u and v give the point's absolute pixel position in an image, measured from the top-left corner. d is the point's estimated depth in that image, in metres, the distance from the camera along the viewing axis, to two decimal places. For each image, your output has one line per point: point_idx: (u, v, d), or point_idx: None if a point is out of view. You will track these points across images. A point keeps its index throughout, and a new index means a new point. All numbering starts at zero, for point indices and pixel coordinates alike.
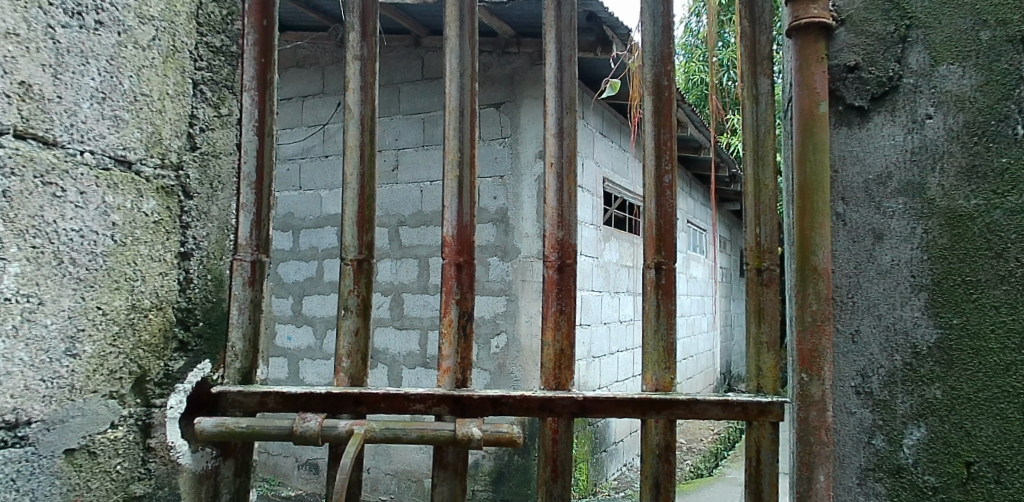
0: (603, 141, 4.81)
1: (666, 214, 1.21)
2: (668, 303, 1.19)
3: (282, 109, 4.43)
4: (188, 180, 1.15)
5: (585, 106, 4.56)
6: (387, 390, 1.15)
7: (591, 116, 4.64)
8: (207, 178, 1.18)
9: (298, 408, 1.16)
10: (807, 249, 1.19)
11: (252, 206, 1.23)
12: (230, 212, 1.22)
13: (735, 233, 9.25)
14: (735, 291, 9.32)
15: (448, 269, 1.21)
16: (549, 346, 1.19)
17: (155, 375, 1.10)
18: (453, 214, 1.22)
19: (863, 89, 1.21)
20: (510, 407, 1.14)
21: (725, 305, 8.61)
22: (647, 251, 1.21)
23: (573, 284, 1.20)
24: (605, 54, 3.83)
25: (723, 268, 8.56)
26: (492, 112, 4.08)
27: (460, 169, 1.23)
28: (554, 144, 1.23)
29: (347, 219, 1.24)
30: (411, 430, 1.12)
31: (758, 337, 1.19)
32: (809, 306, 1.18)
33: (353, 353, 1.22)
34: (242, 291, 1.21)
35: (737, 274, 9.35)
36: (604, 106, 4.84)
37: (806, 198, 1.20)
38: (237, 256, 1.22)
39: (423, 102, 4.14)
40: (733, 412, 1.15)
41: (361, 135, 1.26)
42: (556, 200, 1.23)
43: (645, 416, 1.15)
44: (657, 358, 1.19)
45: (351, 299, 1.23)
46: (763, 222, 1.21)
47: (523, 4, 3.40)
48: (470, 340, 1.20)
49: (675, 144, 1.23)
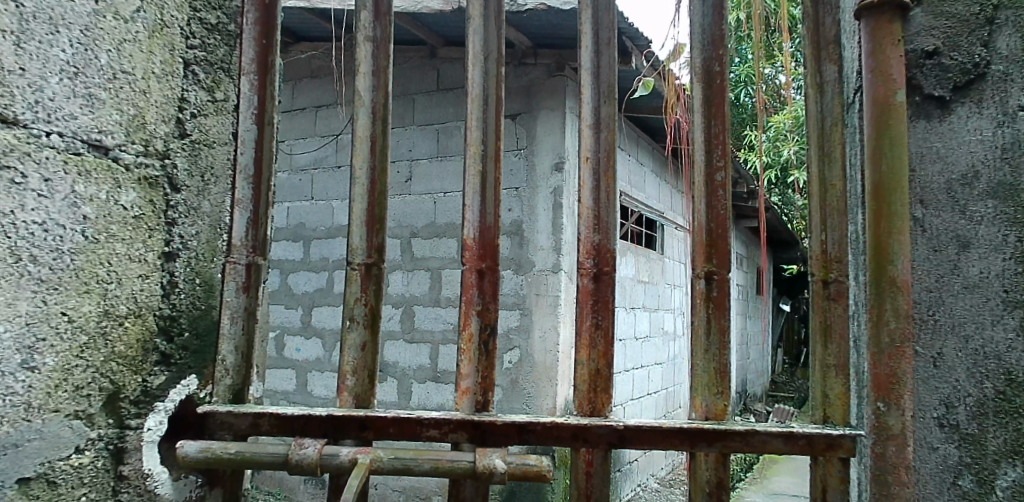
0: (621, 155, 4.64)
1: (718, 217, 1.06)
2: (721, 317, 1.04)
3: (295, 119, 4.30)
4: (175, 171, 1.02)
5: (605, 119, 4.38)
6: (396, 413, 1.00)
7: None
8: (198, 170, 1.05)
9: (295, 432, 1.01)
10: (883, 258, 1.01)
11: (249, 203, 1.10)
12: (225, 208, 1.08)
13: (752, 249, 9.04)
14: (753, 309, 9.09)
15: (468, 277, 1.06)
16: (583, 366, 1.04)
17: (130, 392, 0.96)
18: (475, 214, 1.07)
19: (943, 78, 1.06)
20: (539, 436, 0.99)
21: (742, 323, 8.40)
22: (695, 258, 1.06)
23: (612, 296, 1.04)
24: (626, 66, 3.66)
25: (740, 285, 8.36)
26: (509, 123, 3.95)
27: (484, 165, 1.08)
28: (590, 137, 1.08)
29: (355, 218, 1.10)
30: (424, 460, 0.97)
31: (824, 360, 1.04)
32: (886, 324, 1.00)
33: (359, 369, 1.07)
34: (235, 298, 1.08)
35: (754, 291, 9.09)
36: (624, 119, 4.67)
37: (881, 200, 1.03)
38: (230, 258, 1.08)
39: (437, 113, 3.99)
40: (797, 446, 1.00)
41: (372, 125, 1.12)
42: (592, 199, 1.06)
43: (694, 449, 1.00)
44: (706, 382, 1.03)
45: (357, 308, 1.09)
46: (830, 227, 1.06)
47: (542, 13, 3.21)
48: (492, 358, 1.05)
49: (728, 138, 1.07)
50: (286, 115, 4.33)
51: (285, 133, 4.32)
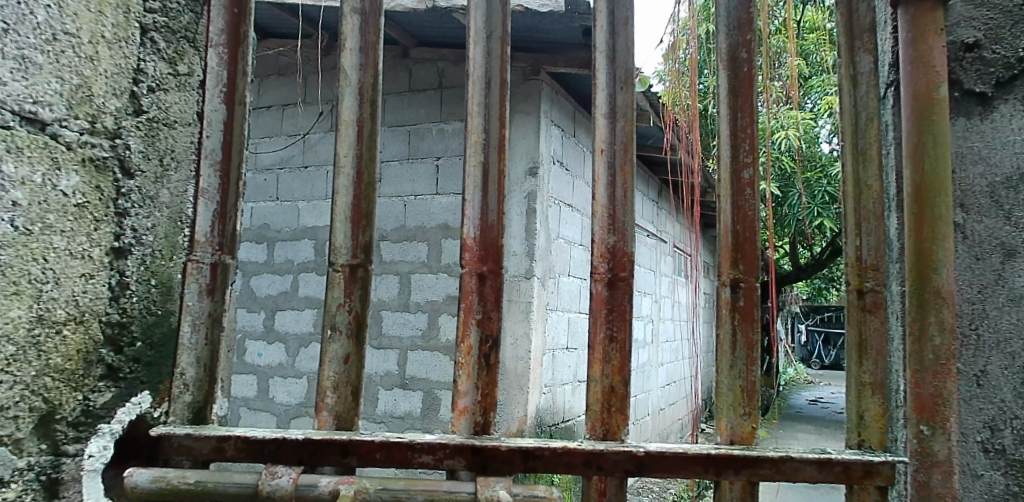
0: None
1: (746, 218, 0.95)
2: (747, 331, 0.93)
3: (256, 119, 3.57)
4: (128, 152, 0.89)
5: (581, 126, 3.83)
6: (384, 437, 0.88)
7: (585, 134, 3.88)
8: (155, 153, 0.91)
9: (266, 458, 0.88)
10: (927, 267, 0.91)
11: (215, 194, 0.96)
12: (185, 199, 0.94)
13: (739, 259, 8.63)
14: None
15: (467, 281, 0.94)
16: (597, 383, 0.92)
17: (68, 412, 0.84)
18: (475, 210, 0.95)
19: (985, 72, 0.97)
20: (547, 463, 0.87)
21: None
22: (720, 264, 0.95)
23: (629, 304, 0.93)
24: None
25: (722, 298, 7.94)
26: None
27: (485, 154, 0.96)
28: (604, 127, 0.97)
29: (338, 213, 0.97)
30: (415, 492, 0.86)
31: (858, 378, 0.95)
32: (931, 339, 0.90)
33: (341, 385, 0.95)
34: (197, 302, 0.94)
35: None
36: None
37: (924, 203, 0.93)
38: (192, 256, 0.94)
39: (409, 113, 3.21)
40: (832, 474, 0.90)
41: (359, 108, 0.99)
42: (607, 197, 0.95)
43: (720, 477, 0.89)
44: (731, 401, 0.93)
45: (340, 315, 0.96)
46: (865, 232, 0.97)
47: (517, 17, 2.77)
48: (494, 374, 0.93)
49: (757, 132, 0.97)
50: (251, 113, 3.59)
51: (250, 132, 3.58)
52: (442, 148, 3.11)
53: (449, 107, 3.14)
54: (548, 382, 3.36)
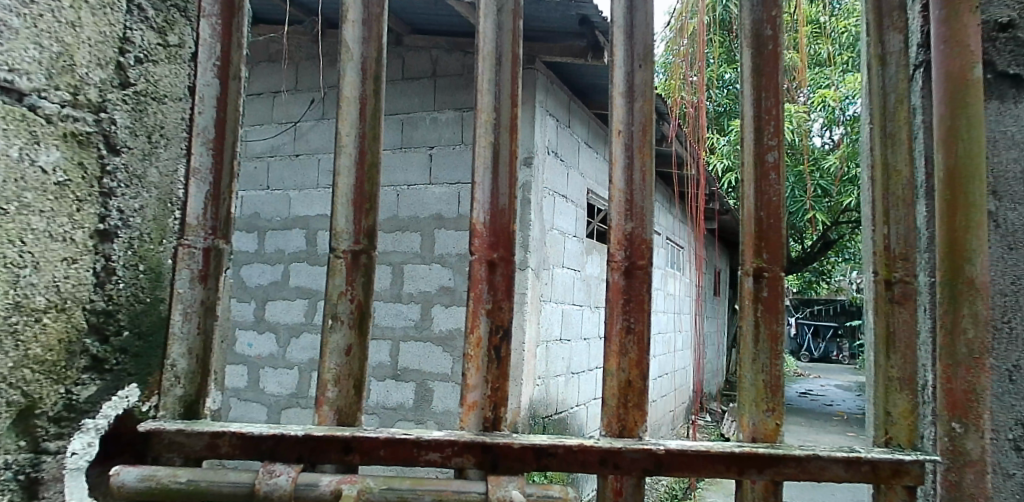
0: (588, 153, 3.96)
1: (770, 204, 0.90)
2: (772, 323, 0.89)
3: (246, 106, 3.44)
4: (114, 127, 0.83)
5: (575, 116, 3.74)
6: (389, 433, 0.84)
7: (579, 125, 3.80)
8: (142, 128, 0.86)
9: (262, 456, 0.84)
10: (960, 257, 0.87)
11: (207, 174, 0.90)
12: (174, 179, 0.88)
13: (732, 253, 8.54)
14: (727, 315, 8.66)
15: (476, 269, 0.89)
16: (613, 377, 0.88)
17: (48, 407, 0.78)
18: (485, 193, 0.90)
19: (1020, 54, 0.93)
20: (560, 461, 0.83)
21: (720, 329, 7.75)
22: (743, 252, 0.91)
23: (647, 294, 0.88)
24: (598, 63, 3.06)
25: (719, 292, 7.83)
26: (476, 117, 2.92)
27: (497, 135, 0.92)
28: (622, 107, 0.91)
29: (340, 196, 0.92)
30: (423, 492, 0.82)
31: (885, 372, 0.91)
32: (964, 332, 0.86)
33: (343, 379, 0.90)
34: (188, 289, 0.89)
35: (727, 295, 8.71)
36: (593, 115, 4.00)
37: (958, 189, 0.88)
38: (183, 240, 0.89)
39: (403, 102, 3.05)
40: (860, 473, 0.86)
41: (362, 85, 0.94)
42: (625, 180, 0.90)
43: (742, 476, 0.85)
44: (753, 396, 0.89)
45: (342, 304, 0.91)
46: (894, 220, 0.93)
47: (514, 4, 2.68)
48: (505, 367, 0.88)
49: (783, 113, 0.92)
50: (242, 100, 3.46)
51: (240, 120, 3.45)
52: (436, 137, 2.97)
53: (443, 96, 2.98)
54: (542, 373, 3.30)
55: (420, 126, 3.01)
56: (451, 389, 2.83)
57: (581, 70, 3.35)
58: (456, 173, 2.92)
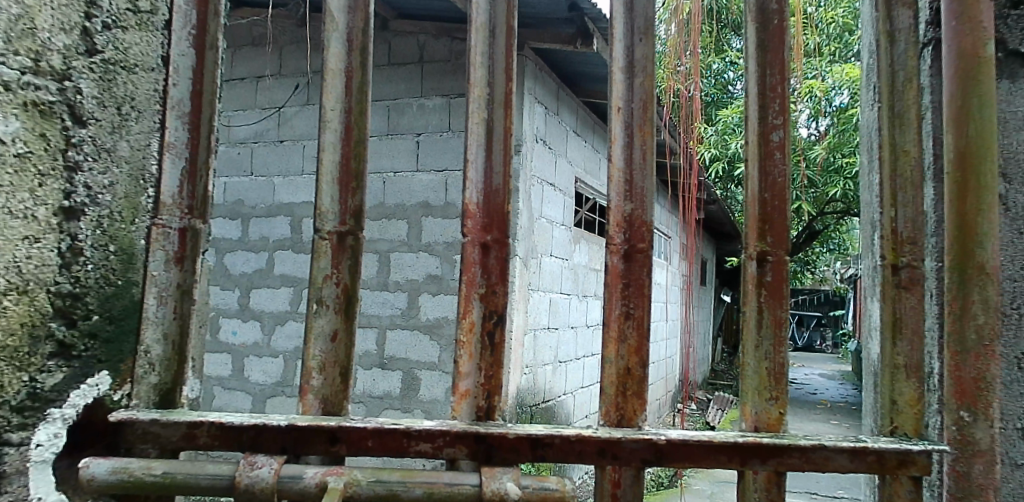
0: (577, 141, 3.92)
1: (775, 185, 0.87)
2: (776, 308, 0.85)
3: (228, 91, 3.36)
4: (79, 97, 0.79)
5: (563, 104, 3.68)
6: (377, 423, 0.80)
7: (567, 112, 3.75)
8: (111, 99, 0.82)
9: (243, 447, 0.80)
10: (971, 239, 0.84)
11: (183, 149, 0.87)
12: (145, 154, 0.85)
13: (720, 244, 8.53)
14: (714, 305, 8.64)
15: (469, 252, 0.85)
16: (611, 365, 0.84)
17: (12, 396, 0.74)
18: (479, 172, 0.87)
19: None
20: (556, 452, 0.79)
21: (706, 319, 7.74)
22: (746, 236, 0.88)
23: (647, 278, 0.85)
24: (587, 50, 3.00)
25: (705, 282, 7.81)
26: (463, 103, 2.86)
27: (490, 111, 0.87)
28: (622, 83, 0.87)
29: (325, 174, 0.88)
30: (413, 485, 0.78)
31: (891, 360, 0.88)
32: (973, 318, 0.83)
33: (328, 366, 0.86)
34: (163, 271, 0.85)
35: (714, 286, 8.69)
36: (581, 103, 3.95)
37: (967, 170, 0.85)
38: (156, 219, 0.85)
39: (388, 87, 2.98)
40: (865, 463, 0.83)
41: (347, 57, 0.89)
42: (625, 159, 0.87)
43: (745, 467, 0.82)
44: (756, 385, 0.86)
45: (327, 288, 0.87)
46: (901, 202, 0.90)
47: None
48: (499, 354, 0.85)
49: (790, 90, 0.88)
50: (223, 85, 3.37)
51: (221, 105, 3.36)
52: (423, 124, 2.90)
53: (431, 82, 2.91)
54: (530, 362, 3.27)
55: (406, 112, 2.94)
56: (439, 378, 2.79)
57: (570, 57, 3.29)
58: (443, 160, 2.86)
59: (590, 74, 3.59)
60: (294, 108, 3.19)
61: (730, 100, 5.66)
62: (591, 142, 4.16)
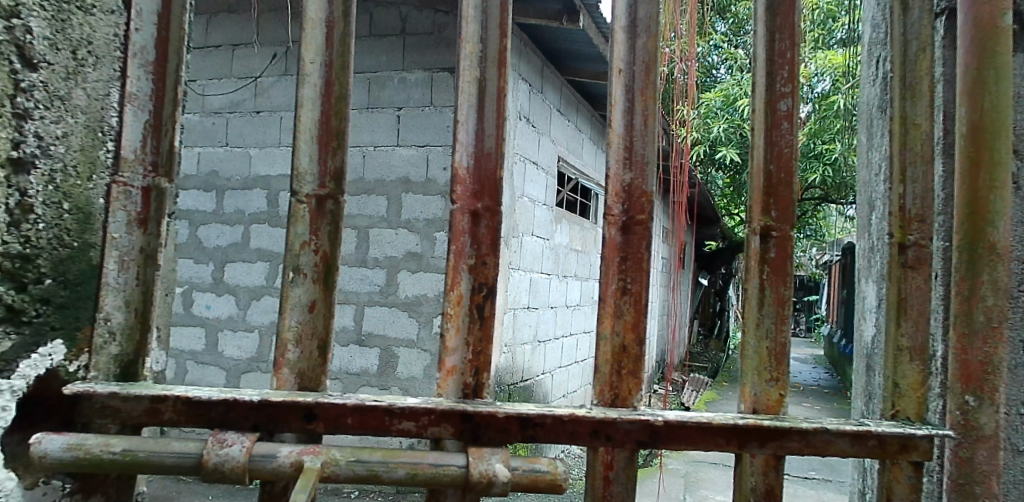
0: (560, 120, 3.85)
1: (781, 157, 0.83)
2: (778, 286, 0.82)
3: (202, 59, 3.22)
4: (29, 38, 0.73)
5: (548, 81, 3.61)
6: (358, 400, 0.76)
7: (551, 90, 3.68)
8: (65, 42, 0.76)
9: (212, 424, 0.76)
10: (982, 218, 0.81)
11: (147, 101, 0.82)
12: (103, 105, 0.79)
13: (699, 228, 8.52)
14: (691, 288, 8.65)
15: (459, 220, 0.81)
16: (606, 342, 0.80)
17: None
18: (469, 135, 0.82)
19: None
20: (547, 432, 0.76)
21: (684, 302, 7.74)
22: (750, 209, 0.84)
23: (646, 252, 0.80)
24: (573, 26, 2.93)
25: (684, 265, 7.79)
26: (447, 78, 2.78)
27: (482, 70, 0.83)
28: (623, 43, 0.82)
29: (303, 133, 0.82)
30: (396, 466, 0.74)
31: (895, 342, 0.85)
32: (982, 300, 0.80)
33: (305, 339, 0.81)
34: (124, 234, 0.80)
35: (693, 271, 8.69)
36: (566, 81, 3.87)
37: (982, 145, 0.82)
38: (117, 177, 0.79)
39: (369, 59, 2.89)
40: (866, 448, 0.79)
41: (328, 8, 0.84)
42: (624, 126, 0.82)
43: (742, 450, 0.78)
44: (756, 365, 0.82)
45: (305, 256, 0.82)
46: (911, 178, 0.87)
47: None
48: (488, 328, 0.80)
49: (799, 57, 0.83)
50: (197, 52, 3.23)
51: (194, 72, 3.23)
52: (404, 98, 2.82)
53: (413, 55, 2.83)
54: (509, 341, 3.23)
55: (388, 85, 2.85)
56: (417, 356, 2.75)
57: (555, 34, 3.21)
58: (425, 135, 2.79)
59: (576, 52, 3.52)
60: (271, 78, 3.08)
61: (714, 83, 5.61)
62: (574, 121, 4.10)
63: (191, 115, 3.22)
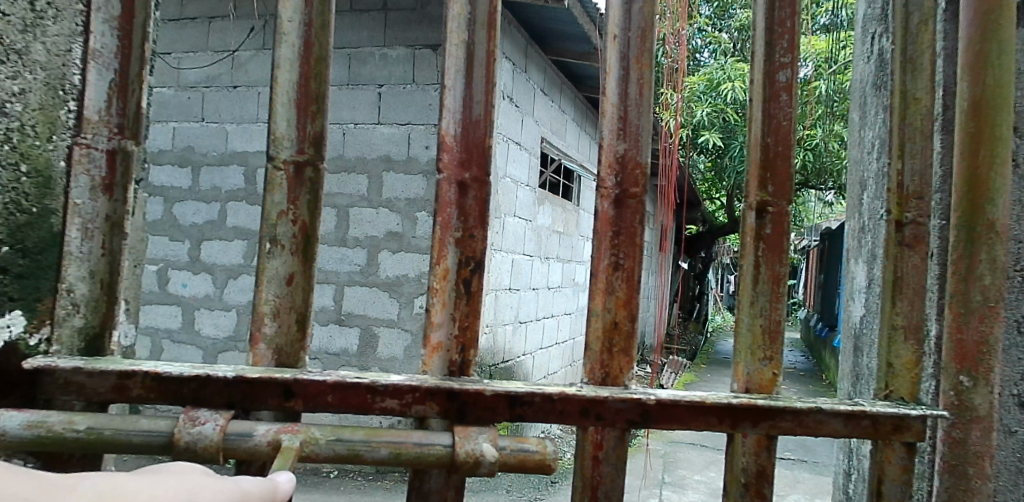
0: (544, 100, 3.81)
1: (778, 129, 0.80)
2: (773, 263, 0.80)
3: (176, 32, 3.12)
4: None
5: (531, 61, 3.56)
6: (339, 377, 0.73)
7: (535, 70, 3.63)
8: None
9: (184, 401, 0.73)
10: (981, 196, 0.79)
11: (112, 59, 0.78)
12: (65, 60, 0.76)
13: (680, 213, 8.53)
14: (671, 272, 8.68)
15: (445, 191, 0.77)
16: (597, 319, 0.77)
17: None
18: (456, 101, 0.79)
19: None
20: (535, 411, 0.73)
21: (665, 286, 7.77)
22: (746, 184, 0.81)
23: (639, 225, 0.78)
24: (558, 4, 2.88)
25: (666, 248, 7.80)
26: (429, 55, 2.72)
27: (470, 33, 0.79)
28: (618, 8, 0.79)
29: (279, 97, 0.79)
30: (378, 445, 0.71)
31: (889, 320, 0.84)
32: (980, 278, 0.79)
33: (283, 312, 0.77)
34: (88, 200, 0.77)
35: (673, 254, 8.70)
36: (550, 61, 3.82)
37: (983, 120, 0.79)
38: (79, 138, 0.77)
39: (349, 34, 2.82)
40: (859, 429, 0.77)
41: None
42: (619, 96, 0.79)
43: (735, 430, 0.76)
44: (749, 343, 0.80)
45: (282, 226, 0.78)
46: (909, 154, 0.85)
47: None
48: (474, 305, 0.77)
49: (798, 26, 0.81)
50: (171, 24, 3.13)
51: (168, 45, 3.13)
52: (386, 75, 2.76)
53: (395, 31, 2.76)
54: (490, 321, 3.20)
55: (369, 61, 2.79)
56: (397, 336, 2.72)
57: (540, 13, 3.15)
58: (407, 113, 2.73)
59: (560, 32, 3.47)
60: (248, 52, 3.00)
61: (698, 66, 5.58)
62: (558, 102, 4.06)
63: (166, 89, 3.13)
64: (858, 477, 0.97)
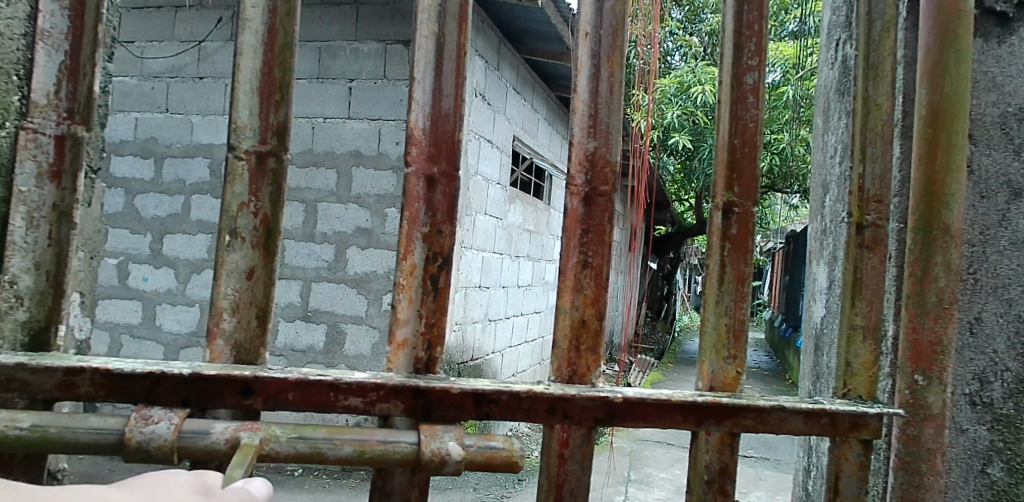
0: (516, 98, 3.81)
1: (745, 131, 0.82)
2: (739, 263, 0.81)
3: (140, 20, 3.05)
4: None
5: (504, 59, 3.56)
6: (302, 375, 0.72)
7: (507, 68, 3.63)
8: None
9: (137, 398, 0.71)
10: (937, 200, 0.81)
11: (61, 40, 0.77)
12: (16, 43, 0.77)
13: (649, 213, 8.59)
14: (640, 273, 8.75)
15: (413, 186, 0.78)
16: (565, 316, 0.78)
17: None
18: (426, 95, 0.79)
19: None
20: (502, 409, 0.74)
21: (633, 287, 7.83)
22: (713, 185, 0.83)
23: (608, 224, 0.78)
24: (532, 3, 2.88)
25: None
26: (401, 51, 2.71)
27: (441, 26, 0.79)
28: (591, 6, 0.80)
29: (241, 87, 0.78)
30: (342, 442, 0.71)
31: (849, 321, 0.86)
32: (935, 281, 0.81)
33: (242, 307, 0.77)
34: (34, 187, 0.76)
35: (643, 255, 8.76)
36: (522, 60, 3.82)
37: (939, 126, 0.82)
38: (26, 123, 0.76)
39: (319, 27, 2.79)
40: (819, 426, 0.79)
41: None
42: (589, 93, 0.80)
43: (699, 427, 0.78)
44: (714, 342, 0.81)
45: (243, 218, 0.77)
46: (870, 158, 0.87)
47: None
48: (441, 301, 0.77)
49: (765, 29, 0.83)
50: (134, 13, 3.06)
51: (131, 33, 3.06)
52: (356, 69, 2.74)
53: (366, 26, 2.74)
54: (459, 319, 3.20)
55: (339, 55, 2.77)
56: (364, 332, 2.71)
57: (513, 11, 3.16)
58: (377, 108, 2.72)
59: (533, 31, 3.47)
60: (214, 43, 2.95)
61: (669, 68, 5.63)
62: (530, 100, 4.06)
63: (128, 78, 3.06)
64: (817, 474, 0.99)
